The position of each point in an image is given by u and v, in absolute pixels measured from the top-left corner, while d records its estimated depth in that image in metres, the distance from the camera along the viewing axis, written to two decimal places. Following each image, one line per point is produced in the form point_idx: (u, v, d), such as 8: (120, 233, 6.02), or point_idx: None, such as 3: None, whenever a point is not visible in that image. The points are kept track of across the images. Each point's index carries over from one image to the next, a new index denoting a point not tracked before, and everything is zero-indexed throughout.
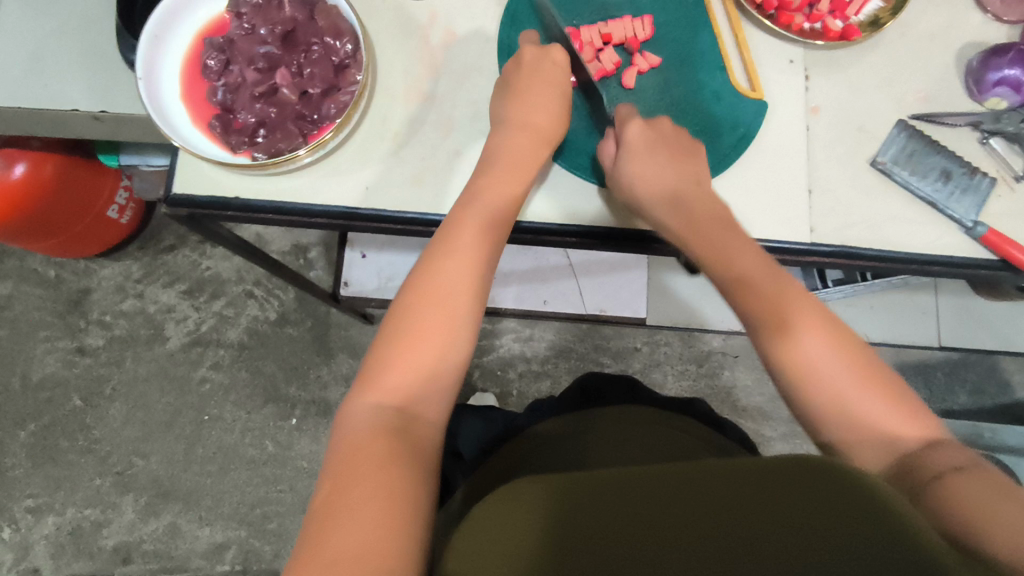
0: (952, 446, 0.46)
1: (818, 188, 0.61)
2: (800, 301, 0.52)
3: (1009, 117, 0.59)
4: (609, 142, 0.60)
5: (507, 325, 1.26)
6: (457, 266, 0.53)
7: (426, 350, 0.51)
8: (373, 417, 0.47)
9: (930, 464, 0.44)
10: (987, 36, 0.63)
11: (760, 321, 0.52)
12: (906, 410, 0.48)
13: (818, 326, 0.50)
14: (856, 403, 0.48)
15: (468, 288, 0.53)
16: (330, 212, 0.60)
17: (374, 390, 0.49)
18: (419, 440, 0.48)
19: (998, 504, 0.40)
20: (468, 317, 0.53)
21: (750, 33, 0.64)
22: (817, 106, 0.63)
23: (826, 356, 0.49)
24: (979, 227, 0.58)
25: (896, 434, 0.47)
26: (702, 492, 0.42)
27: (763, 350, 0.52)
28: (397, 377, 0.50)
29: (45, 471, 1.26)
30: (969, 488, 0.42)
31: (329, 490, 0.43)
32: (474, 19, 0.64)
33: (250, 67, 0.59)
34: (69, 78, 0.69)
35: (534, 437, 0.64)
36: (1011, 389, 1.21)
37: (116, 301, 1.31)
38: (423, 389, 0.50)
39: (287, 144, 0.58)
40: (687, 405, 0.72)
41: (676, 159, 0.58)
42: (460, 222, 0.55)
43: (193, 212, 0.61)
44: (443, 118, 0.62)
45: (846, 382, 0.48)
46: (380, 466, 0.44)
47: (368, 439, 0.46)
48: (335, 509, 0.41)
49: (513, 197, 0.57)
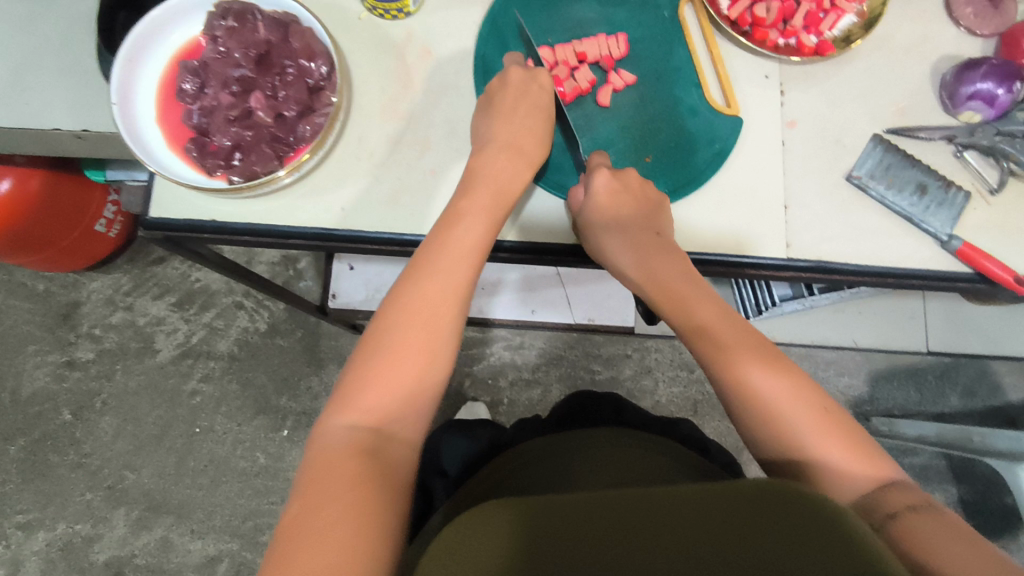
0: (906, 487, 0.46)
1: (794, 203, 0.59)
2: (758, 340, 0.53)
3: (983, 131, 0.58)
4: (579, 190, 0.59)
5: (498, 333, 1.27)
6: (432, 293, 0.53)
7: (399, 373, 0.50)
8: (346, 437, 0.48)
9: (887, 505, 0.44)
10: (961, 50, 0.62)
11: (720, 361, 0.52)
12: (864, 451, 0.48)
13: (779, 365, 0.51)
14: (813, 441, 0.48)
15: (447, 313, 0.53)
16: (308, 234, 0.59)
17: (348, 410, 0.49)
18: (389, 465, 0.48)
19: (951, 543, 0.40)
20: (445, 343, 0.53)
21: (727, 50, 0.62)
22: (794, 120, 0.61)
23: (785, 395, 0.49)
24: (954, 241, 0.57)
25: (854, 474, 0.47)
26: (689, 521, 0.42)
27: (723, 390, 0.52)
28: (368, 403, 0.50)
29: (35, 486, 1.25)
30: (924, 528, 0.41)
31: (298, 509, 0.43)
32: (452, 36, 0.63)
33: (224, 90, 0.56)
34: (54, 98, 0.69)
35: (514, 459, 0.64)
36: (1001, 392, 1.24)
37: (105, 315, 1.30)
38: (395, 413, 0.50)
39: (262, 167, 0.56)
40: (674, 426, 0.72)
41: (639, 206, 0.58)
42: (439, 246, 0.55)
43: (170, 235, 0.59)
44: (420, 136, 0.61)
45: (801, 422, 0.49)
46: (349, 490, 0.44)
47: (341, 460, 0.46)
48: (304, 530, 0.41)
49: (496, 218, 0.56)
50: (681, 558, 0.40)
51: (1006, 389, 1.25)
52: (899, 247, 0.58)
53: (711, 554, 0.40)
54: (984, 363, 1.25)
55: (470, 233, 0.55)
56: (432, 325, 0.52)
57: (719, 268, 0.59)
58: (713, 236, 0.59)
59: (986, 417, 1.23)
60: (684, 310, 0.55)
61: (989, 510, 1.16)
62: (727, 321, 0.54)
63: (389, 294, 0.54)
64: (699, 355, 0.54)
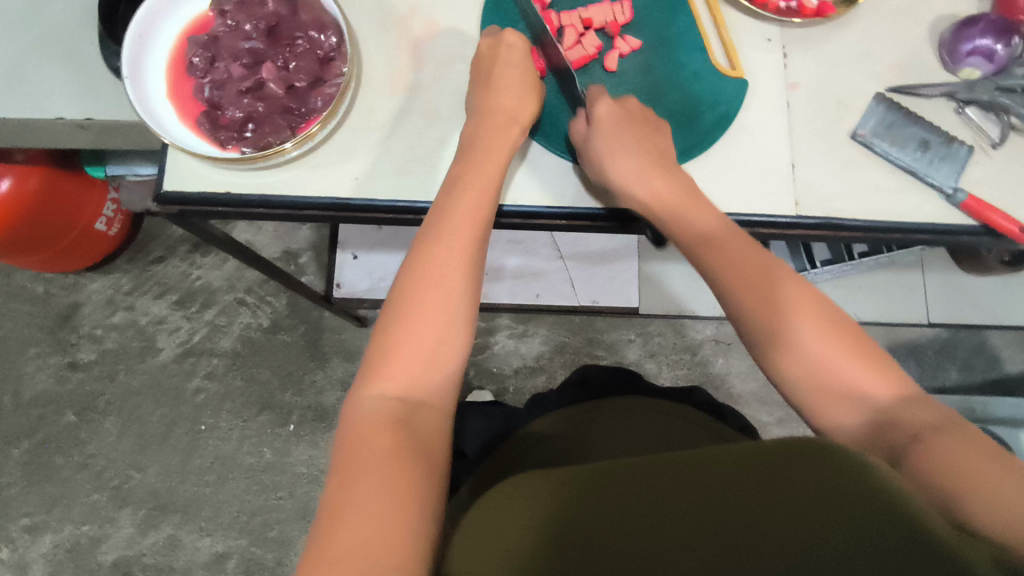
0: (926, 403, 0.47)
1: (800, 161, 0.60)
2: (807, 305, 0.51)
3: (983, 86, 0.59)
4: (579, 122, 0.60)
5: (501, 321, 1.27)
6: (447, 253, 0.53)
7: (421, 342, 0.51)
8: (378, 410, 0.48)
9: (909, 425, 0.45)
10: (957, 10, 0.63)
11: (766, 350, 0.51)
12: (885, 373, 0.48)
13: (807, 324, 0.50)
14: (829, 362, 0.49)
15: (461, 279, 0.53)
16: (322, 204, 0.59)
17: (377, 380, 0.50)
18: (423, 428, 0.48)
19: (977, 465, 0.41)
20: (462, 309, 0.53)
21: (729, 14, 0.63)
22: (796, 82, 0.62)
23: (830, 365, 0.49)
24: (959, 194, 0.58)
25: (880, 405, 0.47)
26: (720, 479, 0.42)
27: (762, 358, 0.52)
28: (397, 367, 0.50)
29: (41, 489, 1.24)
30: (948, 449, 0.42)
31: (336, 485, 0.44)
32: (455, 10, 0.63)
33: (235, 62, 0.56)
34: (57, 85, 0.69)
35: (535, 435, 0.65)
36: (999, 364, 1.25)
37: (106, 315, 1.30)
38: (422, 382, 0.50)
39: (275, 137, 0.56)
40: (689, 394, 0.72)
41: (643, 135, 0.58)
42: (450, 212, 0.55)
43: (185, 210, 0.60)
44: (428, 109, 0.61)
45: (821, 349, 0.49)
46: (386, 459, 0.45)
47: (373, 432, 0.46)
48: (343, 502, 0.42)
49: (496, 186, 0.57)
50: (713, 511, 0.40)
51: (1004, 361, 1.26)
52: (904, 203, 0.59)
53: (745, 506, 0.40)
54: (982, 335, 1.26)
55: (476, 201, 0.55)
56: (447, 289, 0.52)
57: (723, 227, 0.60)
58: (724, 193, 0.60)
59: (986, 389, 1.24)
60: (735, 283, 0.53)
61: None
62: (745, 274, 0.52)
63: (403, 268, 0.54)
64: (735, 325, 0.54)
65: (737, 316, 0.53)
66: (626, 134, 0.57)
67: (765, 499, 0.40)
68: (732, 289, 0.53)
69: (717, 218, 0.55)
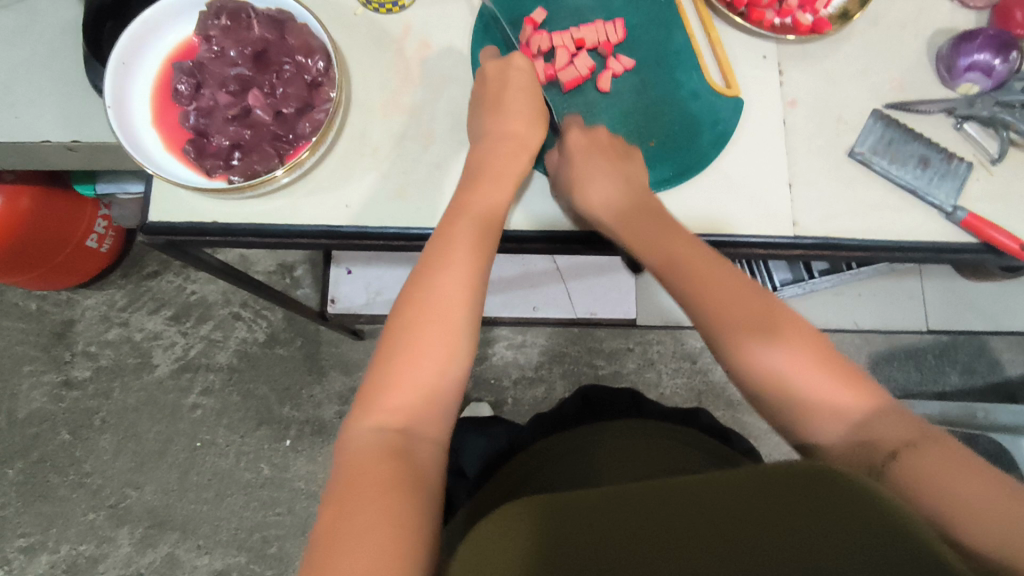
0: (901, 417, 0.46)
1: (799, 181, 0.59)
2: (795, 334, 0.49)
3: (982, 101, 0.58)
4: (553, 154, 0.60)
5: (500, 332, 1.25)
6: (450, 280, 0.52)
7: (421, 372, 0.50)
8: (376, 440, 0.47)
9: (887, 442, 0.45)
10: (955, 23, 0.63)
11: (716, 320, 0.51)
12: (852, 383, 0.47)
13: (766, 315, 0.50)
14: (796, 373, 0.48)
15: (462, 305, 0.52)
16: (312, 231, 0.58)
17: (375, 410, 0.48)
18: (421, 460, 0.47)
19: (961, 478, 0.41)
20: (465, 338, 0.52)
21: (723, 31, 0.63)
22: (794, 99, 0.61)
23: (804, 385, 0.47)
24: (959, 212, 0.57)
25: (850, 416, 0.46)
26: (729, 502, 0.41)
27: (721, 352, 0.51)
28: (397, 397, 0.49)
29: (37, 508, 1.23)
30: (931, 464, 0.42)
31: (333, 514, 0.42)
32: (448, 30, 0.62)
33: (221, 90, 0.56)
34: (43, 109, 0.68)
35: (533, 454, 0.64)
36: (1000, 368, 1.22)
37: (101, 332, 1.29)
38: (421, 414, 0.49)
39: (263, 165, 0.55)
40: (693, 416, 0.72)
41: (624, 171, 0.58)
42: (453, 236, 0.54)
43: (173, 239, 0.59)
44: (422, 131, 0.60)
45: (789, 355, 0.48)
46: (384, 491, 0.43)
47: (372, 464, 0.45)
48: (341, 528, 0.41)
49: (497, 212, 0.56)
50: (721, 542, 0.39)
51: (1004, 364, 1.22)
52: (905, 221, 0.58)
53: (753, 531, 0.39)
54: (982, 339, 1.23)
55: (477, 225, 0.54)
56: (448, 318, 0.51)
57: (723, 249, 0.58)
58: (722, 216, 0.59)
59: (989, 393, 1.21)
60: (726, 317, 0.51)
61: None
62: (729, 291, 0.51)
63: (403, 293, 0.53)
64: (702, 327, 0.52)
65: (731, 367, 0.51)
66: (605, 171, 0.57)
67: (770, 519, 0.39)
68: (720, 324, 0.51)
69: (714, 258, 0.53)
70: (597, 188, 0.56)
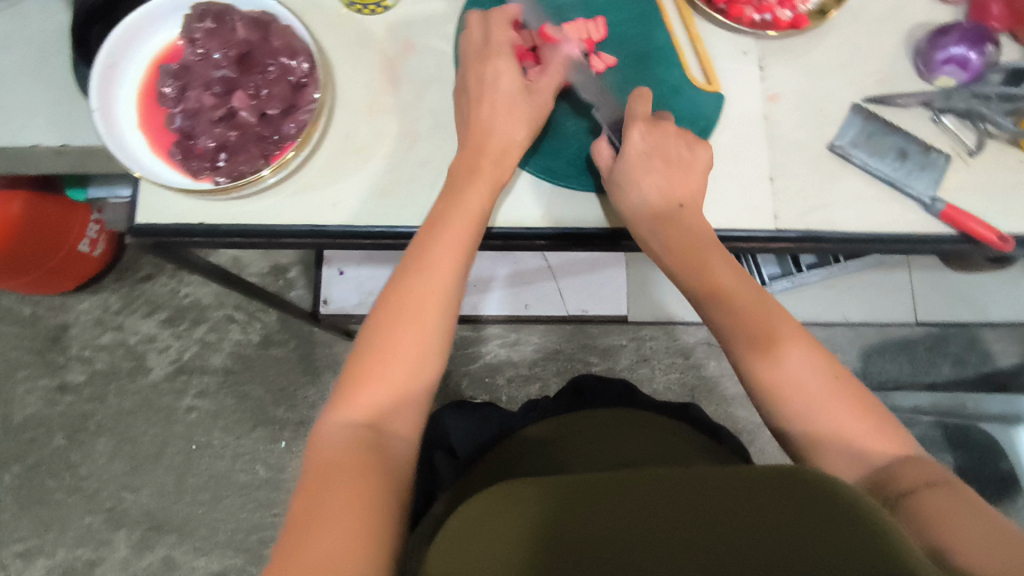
0: (922, 461, 0.47)
1: (780, 174, 0.60)
2: (820, 360, 0.51)
3: (959, 95, 0.59)
4: (603, 147, 0.59)
5: (492, 330, 1.26)
6: (431, 280, 0.53)
7: (395, 367, 0.50)
8: (349, 432, 0.47)
9: (902, 480, 0.45)
10: (934, 17, 0.63)
11: (738, 339, 0.52)
12: (878, 423, 0.48)
13: (785, 334, 0.51)
14: (820, 404, 0.49)
15: (438, 304, 0.52)
16: (298, 231, 0.59)
17: (350, 402, 0.49)
18: (391, 454, 0.48)
19: (970, 523, 0.41)
20: (440, 334, 0.52)
21: (704, 28, 0.64)
22: (775, 94, 0.62)
23: (829, 418, 0.49)
24: (937, 203, 0.58)
25: (871, 453, 0.48)
26: (712, 496, 0.42)
27: (742, 372, 0.52)
28: (372, 391, 0.49)
29: (34, 512, 1.23)
30: (941, 504, 0.43)
31: (303, 500, 0.43)
32: (431, 30, 0.63)
33: (206, 92, 0.56)
34: (32, 113, 0.68)
35: (522, 443, 0.65)
36: (990, 358, 1.22)
37: (95, 335, 1.29)
38: (393, 409, 0.50)
39: (249, 166, 0.56)
40: (683, 410, 0.73)
41: (669, 173, 0.57)
42: (438, 236, 0.54)
43: (161, 241, 0.59)
44: (406, 130, 0.61)
45: (815, 384, 0.49)
46: (353, 482, 0.44)
47: (342, 454, 0.46)
48: (313, 512, 0.42)
49: (485, 210, 0.56)
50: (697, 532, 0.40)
51: (995, 356, 1.22)
52: (885, 213, 0.59)
53: (732, 527, 0.40)
54: (974, 331, 1.23)
55: (461, 226, 0.55)
56: (424, 317, 0.52)
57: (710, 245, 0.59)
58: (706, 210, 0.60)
59: (980, 383, 1.21)
60: (746, 334, 0.52)
61: (986, 477, 1.16)
62: (740, 295, 0.54)
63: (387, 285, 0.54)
64: (723, 342, 0.54)
65: (748, 386, 0.52)
66: (657, 173, 0.57)
67: (748, 517, 0.40)
68: (736, 340, 0.52)
69: (727, 261, 0.55)
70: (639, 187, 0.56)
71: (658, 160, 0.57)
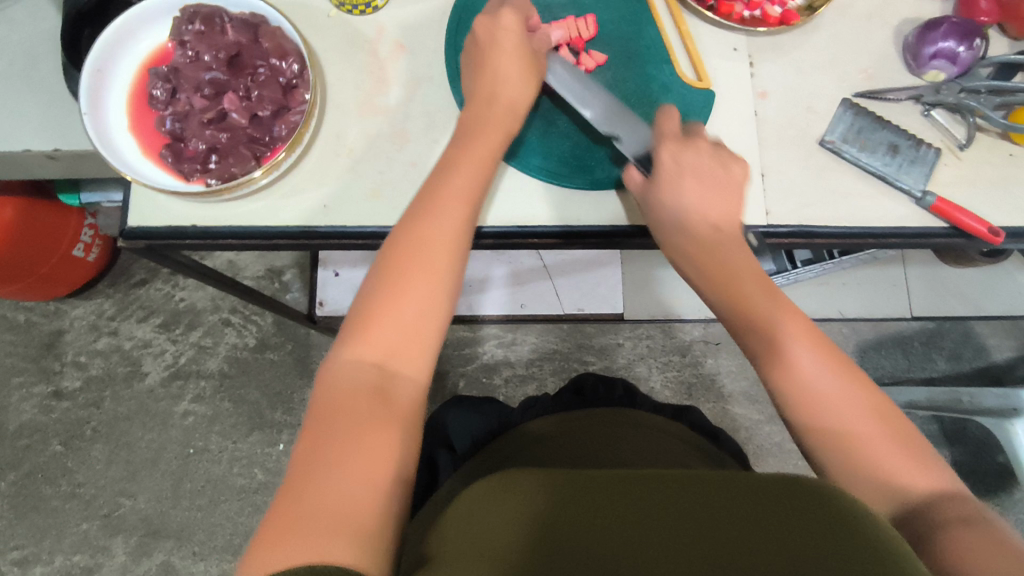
0: (962, 500, 0.45)
1: (771, 171, 0.60)
2: (854, 385, 0.50)
3: (948, 88, 0.59)
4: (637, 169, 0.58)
5: (489, 330, 1.25)
6: (437, 229, 0.51)
7: (405, 309, 0.49)
8: (356, 372, 0.46)
9: (938, 517, 0.43)
10: (921, 12, 0.64)
11: (767, 352, 0.52)
12: (916, 457, 0.47)
13: (813, 349, 0.51)
14: (853, 429, 0.48)
15: (445, 253, 0.51)
16: (290, 232, 0.59)
17: (357, 342, 0.48)
18: (399, 398, 0.46)
19: (997, 562, 0.39)
20: (448, 281, 0.51)
21: (694, 26, 0.64)
22: (764, 91, 0.62)
23: (862, 444, 0.47)
24: (928, 197, 0.58)
25: (906, 485, 0.46)
26: (700, 495, 0.42)
27: (772, 389, 0.52)
28: (380, 333, 0.48)
29: (30, 520, 1.22)
30: (974, 544, 0.41)
31: (306, 444, 0.43)
32: (421, 30, 0.63)
33: (197, 94, 0.56)
34: (21, 118, 0.68)
35: (521, 438, 0.64)
36: (986, 352, 1.23)
37: (90, 341, 1.29)
38: (402, 352, 0.48)
39: (240, 168, 0.56)
40: (683, 413, 0.73)
41: (706, 190, 0.55)
42: (443, 188, 0.53)
43: (152, 243, 0.59)
44: (397, 130, 0.61)
45: (848, 408, 0.49)
46: (358, 430, 0.43)
47: (348, 398, 0.45)
48: (315, 459, 0.42)
49: (481, 170, 0.55)
50: (682, 524, 0.40)
51: (990, 350, 1.23)
52: (877, 208, 0.59)
53: (728, 518, 0.40)
54: (967, 325, 1.23)
55: (462, 181, 0.54)
56: (432, 264, 0.50)
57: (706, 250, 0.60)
58: None
59: (976, 378, 1.21)
60: (774, 345, 0.52)
61: (981, 470, 1.16)
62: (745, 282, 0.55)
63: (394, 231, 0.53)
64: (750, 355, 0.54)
65: (779, 406, 0.51)
66: (694, 188, 0.55)
67: (732, 509, 0.40)
68: (767, 354, 0.52)
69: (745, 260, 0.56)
70: (670, 201, 0.55)
71: (690, 177, 0.55)
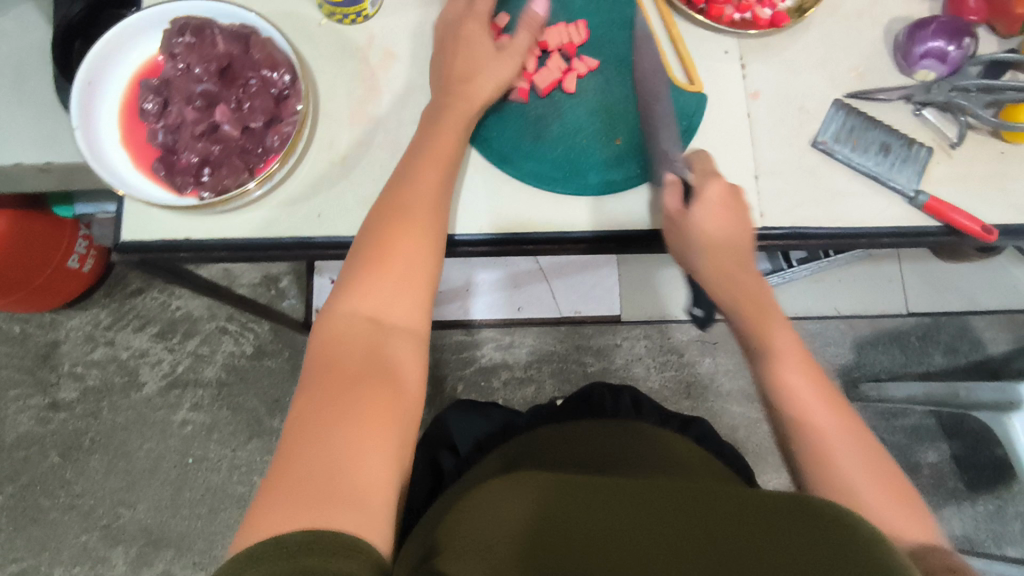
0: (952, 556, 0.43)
1: (764, 172, 0.61)
2: (857, 433, 0.50)
3: (938, 87, 0.59)
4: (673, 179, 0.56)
5: (486, 334, 1.25)
6: (420, 194, 0.53)
7: (396, 262, 0.50)
8: (351, 323, 0.47)
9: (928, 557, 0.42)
10: (911, 10, 0.64)
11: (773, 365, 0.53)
12: (908, 508, 0.46)
13: (814, 384, 0.52)
14: (847, 466, 0.48)
15: (428, 211, 0.53)
16: (283, 243, 0.59)
17: (351, 297, 0.48)
18: (394, 346, 0.47)
19: None
20: (435, 237, 0.52)
21: (685, 28, 0.64)
22: (757, 91, 0.62)
23: (854, 478, 0.47)
24: (921, 196, 0.58)
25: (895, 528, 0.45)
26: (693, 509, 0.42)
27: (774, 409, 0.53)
28: (372, 286, 0.49)
29: (29, 532, 1.22)
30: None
31: (305, 401, 0.43)
32: (411, 36, 0.63)
33: (188, 106, 0.56)
34: (14, 131, 0.68)
35: (525, 442, 0.65)
36: (982, 346, 1.22)
37: (86, 351, 1.28)
38: (394, 303, 0.49)
39: (233, 180, 0.56)
40: (688, 421, 0.73)
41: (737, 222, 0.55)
42: (422, 158, 0.55)
43: (146, 257, 0.59)
44: (390, 138, 0.61)
45: (844, 445, 0.49)
46: (356, 379, 0.44)
47: (342, 349, 0.45)
48: (315, 413, 0.42)
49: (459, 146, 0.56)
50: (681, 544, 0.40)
51: (985, 343, 1.23)
52: (869, 207, 0.60)
53: (723, 525, 0.40)
54: (964, 319, 1.23)
55: (444, 147, 0.55)
56: (417, 223, 0.52)
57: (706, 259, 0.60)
58: None
59: (973, 371, 1.22)
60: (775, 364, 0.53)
61: (977, 464, 1.17)
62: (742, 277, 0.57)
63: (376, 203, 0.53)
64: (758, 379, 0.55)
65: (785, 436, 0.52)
66: (728, 218, 0.55)
67: (727, 522, 0.40)
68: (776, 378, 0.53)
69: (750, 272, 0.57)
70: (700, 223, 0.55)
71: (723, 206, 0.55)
